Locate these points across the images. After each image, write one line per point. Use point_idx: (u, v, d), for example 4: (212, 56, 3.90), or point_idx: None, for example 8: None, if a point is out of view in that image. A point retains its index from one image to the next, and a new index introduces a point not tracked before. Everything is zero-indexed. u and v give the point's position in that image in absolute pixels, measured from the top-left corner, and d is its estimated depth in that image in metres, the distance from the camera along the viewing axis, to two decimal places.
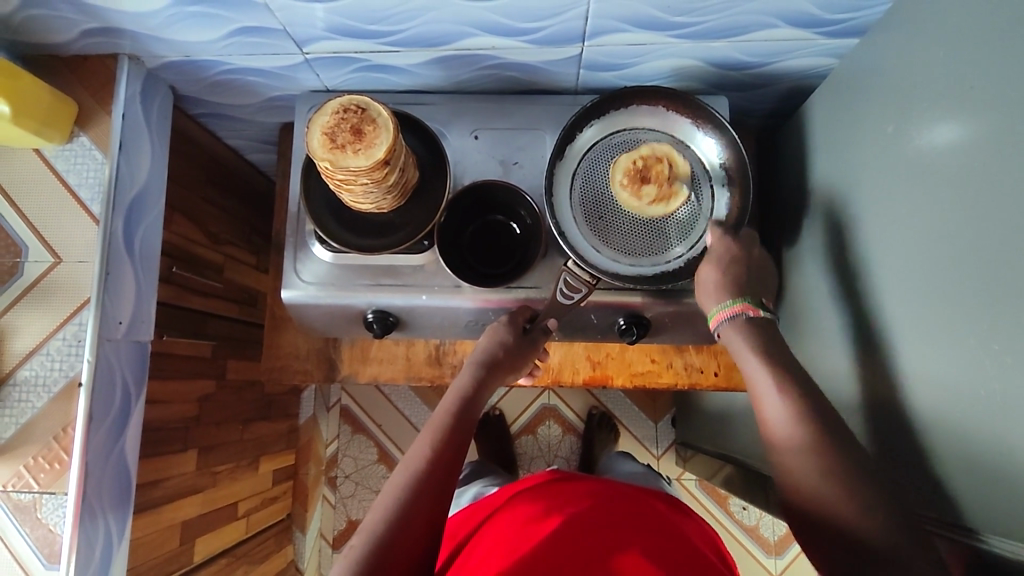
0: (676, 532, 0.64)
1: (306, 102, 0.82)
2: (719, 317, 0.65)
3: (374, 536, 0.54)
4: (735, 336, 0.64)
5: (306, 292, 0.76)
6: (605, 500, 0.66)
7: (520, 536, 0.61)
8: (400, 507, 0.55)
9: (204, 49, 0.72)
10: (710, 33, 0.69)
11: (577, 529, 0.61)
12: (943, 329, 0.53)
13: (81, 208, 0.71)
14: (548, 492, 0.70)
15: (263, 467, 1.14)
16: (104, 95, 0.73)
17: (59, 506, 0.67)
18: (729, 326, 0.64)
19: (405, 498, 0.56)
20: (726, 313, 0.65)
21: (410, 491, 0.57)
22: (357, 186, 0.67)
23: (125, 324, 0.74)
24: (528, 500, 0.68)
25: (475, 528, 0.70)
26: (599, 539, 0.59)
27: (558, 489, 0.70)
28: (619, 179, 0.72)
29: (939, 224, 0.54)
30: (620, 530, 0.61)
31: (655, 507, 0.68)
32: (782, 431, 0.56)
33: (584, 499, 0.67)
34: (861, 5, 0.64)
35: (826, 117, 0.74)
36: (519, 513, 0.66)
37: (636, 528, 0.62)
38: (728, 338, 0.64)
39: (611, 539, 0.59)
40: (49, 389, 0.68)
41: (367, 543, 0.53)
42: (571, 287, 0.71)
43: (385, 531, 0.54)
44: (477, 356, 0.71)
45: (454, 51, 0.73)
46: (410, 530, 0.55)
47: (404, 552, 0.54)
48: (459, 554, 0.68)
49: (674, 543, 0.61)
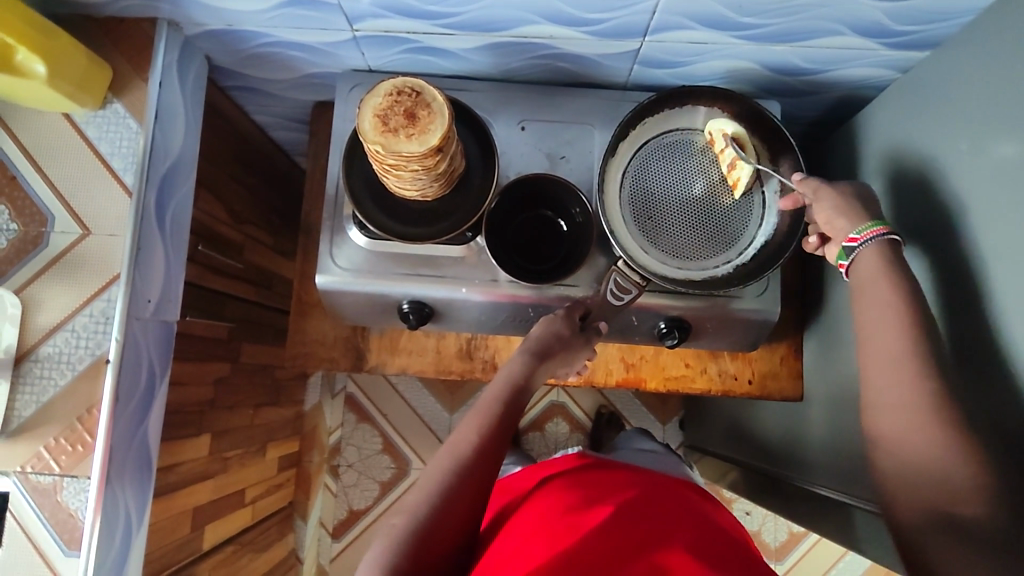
0: (723, 530, 0.62)
1: (347, 81, 0.79)
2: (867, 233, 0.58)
3: (414, 520, 0.53)
4: (873, 259, 0.58)
5: (342, 278, 0.74)
6: (646, 491, 0.64)
7: (558, 518, 0.59)
8: (439, 495, 0.54)
9: (249, 20, 0.69)
10: (774, 36, 0.68)
11: (626, 520, 0.58)
12: (1010, 352, 0.52)
13: (113, 178, 0.68)
14: (594, 482, 0.67)
15: (270, 453, 1.11)
16: (141, 62, 0.69)
17: (81, 491, 0.64)
18: (873, 248, 0.58)
19: (449, 482, 0.55)
20: (872, 233, 0.58)
21: (454, 476, 0.55)
22: (407, 172, 0.66)
23: (154, 303, 0.70)
24: (576, 486, 0.66)
25: (515, 504, 0.69)
26: (646, 533, 0.56)
27: (595, 479, 0.68)
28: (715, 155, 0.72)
29: (1005, 244, 0.53)
30: (671, 525, 0.58)
31: (694, 501, 0.66)
32: None
33: (632, 491, 0.64)
34: (934, 18, 0.62)
35: (880, 129, 0.73)
36: (554, 497, 0.64)
37: (687, 526, 0.59)
38: (863, 258, 0.58)
39: (655, 532, 0.57)
40: (73, 367, 0.65)
41: (407, 527, 0.52)
42: (621, 288, 0.69)
43: (426, 516, 0.53)
44: (530, 343, 0.67)
45: (510, 38, 0.71)
46: (449, 518, 0.54)
47: (441, 538, 0.53)
48: (495, 528, 0.67)
49: (723, 540, 0.59)
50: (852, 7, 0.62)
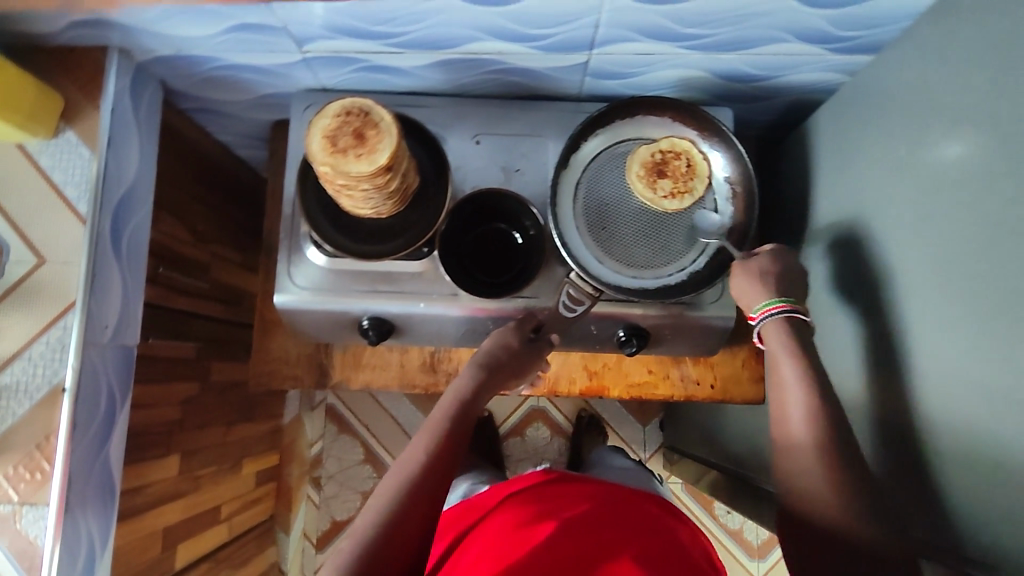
0: (671, 535, 0.64)
1: (302, 100, 0.80)
2: (767, 311, 0.63)
3: (360, 544, 0.53)
4: (775, 331, 0.62)
5: (300, 296, 0.75)
6: (597, 502, 0.66)
7: (510, 539, 0.61)
8: (388, 519, 0.54)
9: (199, 45, 0.69)
10: (721, 46, 0.69)
11: (574, 532, 0.60)
12: (952, 355, 0.52)
13: (66, 206, 0.68)
14: (548, 495, 0.68)
15: (245, 469, 1.12)
16: (92, 90, 0.69)
17: (39, 518, 0.64)
18: (772, 324, 0.63)
19: (395, 504, 0.56)
20: (773, 309, 0.63)
21: (400, 497, 0.56)
22: (359, 191, 0.66)
23: (111, 328, 0.71)
24: (529, 502, 0.68)
25: (471, 525, 0.70)
26: (593, 543, 0.58)
27: (550, 493, 0.69)
28: (654, 177, 0.70)
29: (944, 248, 0.54)
30: (618, 533, 0.60)
31: (646, 507, 0.68)
32: (789, 435, 0.56)
33: (582, 502, 0.66)
34: (872, 23, 0.62)
35: (830, 134, 0.74)
36: (508, 518, 0.66)
37: (635, 533, 0.61)
38: (766, 331, 0.63)
39: (603, 545, 0.58)
40: (30, 395, 0.65)
41: (354, 551, 0.53)
42: (573, 300, 0.71)
43: (372, 539, 0.53)
44: (478, 358, 0.69)
45: (459, 55, 0.71)
46: (396, 540, 0.54)
47: (389, 561, 0.53)
48: (452, 553, 0.68)
49: (671, 547, 0.61)
50: (792, 18, 0.63)
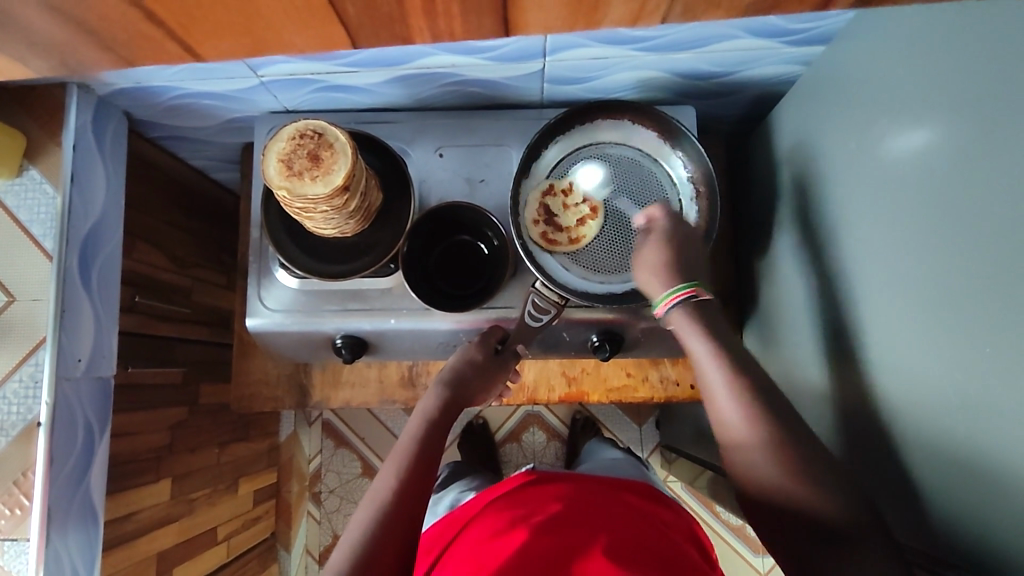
0: (651, 526, 0.63)
1: (266, 123, 0.80)
2: (671, 299, 0.62)
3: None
4: (682, 320, 0.61)
5: (272, 319, 0.75)
6: (571, 501, 0.66)
7: (484, 552, 0.60)
8: (364, 547, 0.53)
9: (155, 76, 0.69)
10: (675, 45, 0.68)
11: (547, 534, 0.59)
12: (905, 351, 0.52)
13: (32, 243, 0.69)
14: (523, 500, 0.68)
15: (242, 488, 1.13)
16: (53, 126, 0.70)
17: (21, 553, 0.66)
18: (677, 312, 0.62)
19: (369, 533, 0.54)
20: (676, 298, 0.62)
21: (375, 527, 0.55)
22: (318, 213, 0.65)
23: (85, 361, 0.72)
24: (505, 510, 0.67)
25: (450, 542, 0.69)
26: (567, 542, 0.58)
27: (525, 496, 0.69)
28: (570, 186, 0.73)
29: (896, 239, 0.53)
30: (592, 529, 0.60)
31: (624, 501, 0.67)
32: None
33: (558, 503, 0.65)
34: (819, 16, 0.61)
35: (790, 126, 0.73)
36: (484, 529, 0.65)
37: (610, 528, 0.60)
38: (674, 321, 0.62)
39: (575, 545, 0.57)
40: (6, 432, 0.66)
41: None
42: (539, 309, 0.70)
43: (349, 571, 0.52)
44: (444, 375, 0.70)
45: (414, 70, 0.71)
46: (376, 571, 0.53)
47: None
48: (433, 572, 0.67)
49: (651, 539, 0.60)
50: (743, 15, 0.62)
